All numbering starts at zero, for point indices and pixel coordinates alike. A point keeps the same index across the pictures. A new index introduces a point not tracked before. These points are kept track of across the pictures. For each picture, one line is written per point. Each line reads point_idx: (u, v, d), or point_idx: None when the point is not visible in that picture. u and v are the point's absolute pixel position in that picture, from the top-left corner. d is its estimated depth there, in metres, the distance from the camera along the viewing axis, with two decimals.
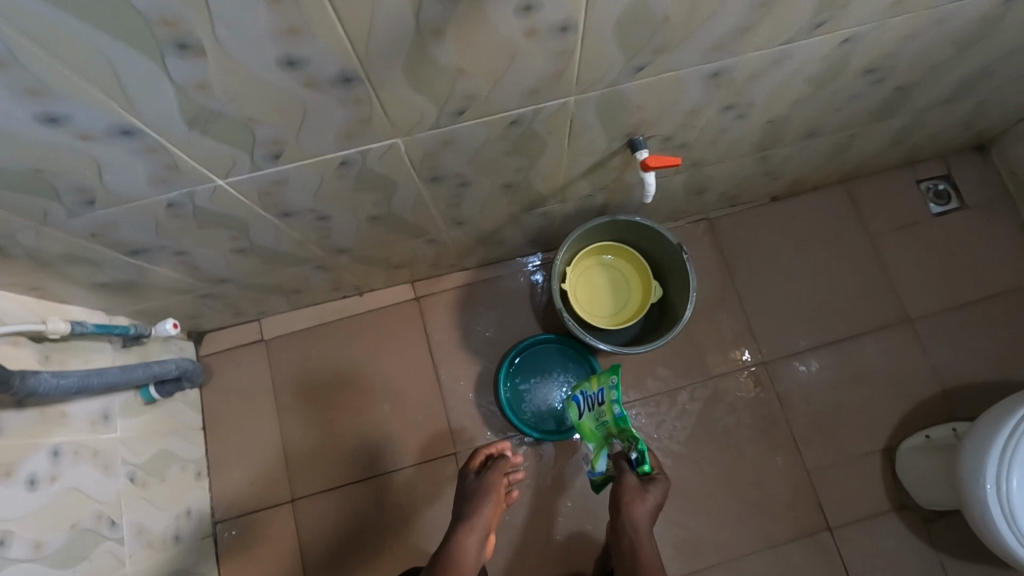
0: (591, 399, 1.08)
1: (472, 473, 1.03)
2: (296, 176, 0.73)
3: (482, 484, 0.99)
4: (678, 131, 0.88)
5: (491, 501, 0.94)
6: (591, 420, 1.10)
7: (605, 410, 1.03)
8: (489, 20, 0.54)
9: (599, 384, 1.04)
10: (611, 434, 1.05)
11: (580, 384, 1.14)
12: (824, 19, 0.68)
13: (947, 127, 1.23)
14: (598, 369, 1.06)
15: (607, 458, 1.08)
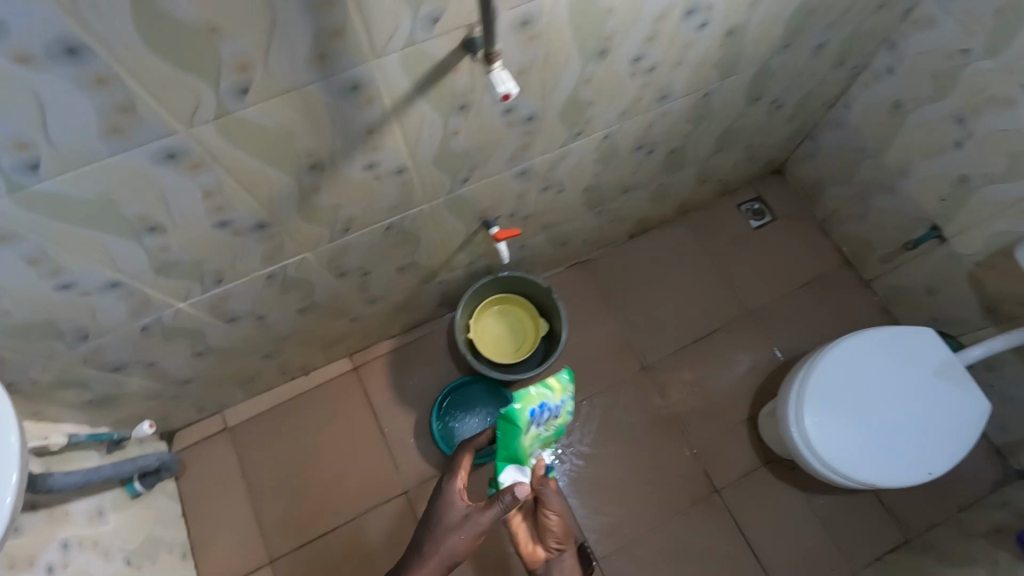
0: (552, 412, 0.98)
1: (448, 518, 0.98)
2: (236, 291, 1.00)
3: (441, 548, 0.95)
4: (517, 209, 1.21)
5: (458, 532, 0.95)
6: (534, 433, 1.00)
7: (557, 422, 1.02)
8: (347, 177, 0.84)
9: (564, 397, 1.00)
10: (544, 441, 1.05)
11: (531, 397, 0.96)
12: (580, 130, 1.02)
13: (738, 163, 1.62)
14: (555, 380, 1.00)
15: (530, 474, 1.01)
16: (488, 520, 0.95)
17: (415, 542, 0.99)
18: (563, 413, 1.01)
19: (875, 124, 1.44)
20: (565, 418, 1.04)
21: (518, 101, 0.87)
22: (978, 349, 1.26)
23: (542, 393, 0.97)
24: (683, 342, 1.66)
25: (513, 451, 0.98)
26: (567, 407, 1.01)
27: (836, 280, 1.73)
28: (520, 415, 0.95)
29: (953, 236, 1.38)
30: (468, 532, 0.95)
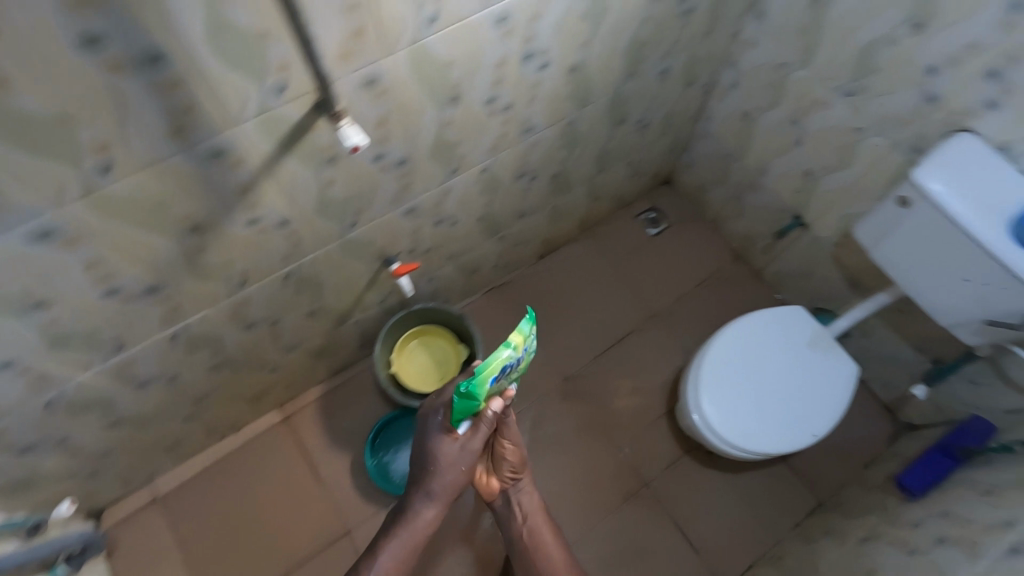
0: (513, 365, 0.85)
1: (445, 459, 1.03)
2: (140, 355, 1.03)
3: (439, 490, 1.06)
4: (415, 244, 1.29)
5: (454, 475, 1.04)
6: (498, 383, 0.88)
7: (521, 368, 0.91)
8: (231, 233, 0.91)
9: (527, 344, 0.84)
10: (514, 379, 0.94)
11: (493, 362, 0.81)
12: (455, 167, 1.12)
13: (624, 178, 1.77)
14: (516, 330, 0.81)
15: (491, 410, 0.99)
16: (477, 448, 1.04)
17: (416, 488, 1.07)
18: (526, 355, 0.88)
19: (733, 131, 1.62)
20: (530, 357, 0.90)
21: (386, 148, 0.96)
22: (844, 320, 1.42)
23: (502, 353, 0.81)
24: (600, 349, 1.77)
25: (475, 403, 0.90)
26: (529, 351, 0.87)
27: (729, 274, 1.90)
28: (481, 384, 0.84)
29: (812, 222, 1.55)
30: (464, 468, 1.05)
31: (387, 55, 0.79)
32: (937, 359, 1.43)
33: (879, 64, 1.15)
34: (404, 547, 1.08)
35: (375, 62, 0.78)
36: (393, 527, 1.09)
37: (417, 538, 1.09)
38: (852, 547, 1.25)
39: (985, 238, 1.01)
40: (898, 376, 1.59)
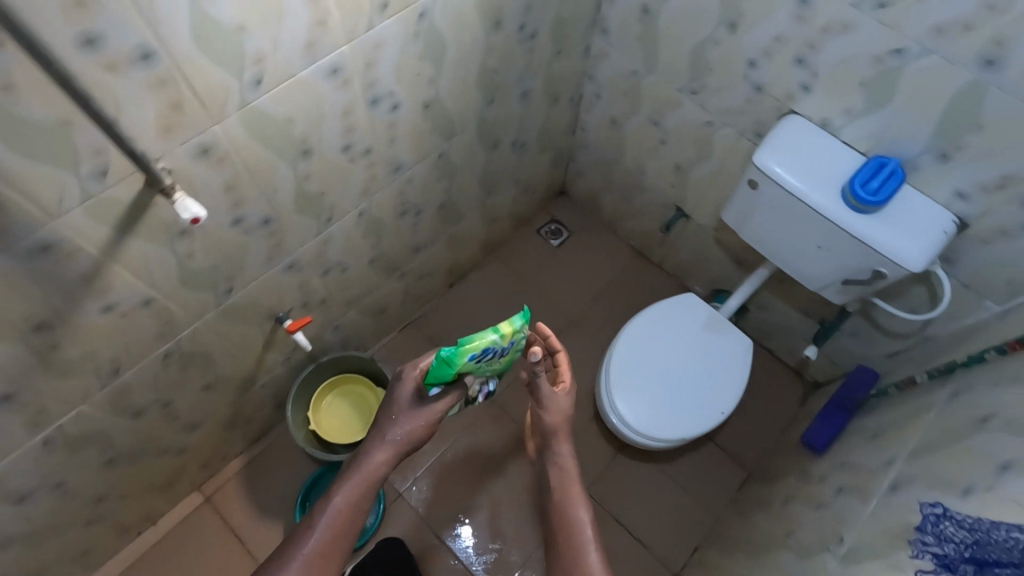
0: (495, 353, 0.91)
1: (407, 403, 0.98)
2: (10, 470, 0.96)
3: (403, 436, 0.97)
4: (307, 297, 1.28)
5: (410, 421, 0.97)
6: (474, 368, 0.92)
7: (500, 360, 0.96)
8: (86, 324, 0.86)
9: (511, 340, 0.93)
10: (488, 376, 0.98)
11: (480, 341, 0.87)
12: (329, 216, 1.13)
13: (516, 196, 1.83)
14: (508, 321, 0.91)
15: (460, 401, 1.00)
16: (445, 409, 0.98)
17: (376, 430, 0.98)
18: (507, 352, 0.95)
19: (607, 138, 1.70)
20: (510, 358, 0.98)
21: (244, 211, 0.95)
22: (735, 300, 1.52)
23: (490, 336, 0.88)
24: None
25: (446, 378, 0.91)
26: (512, 348, 0.95)
27: (633, 271, 1.99)
28: (461, 356, 0.87)
29: (692, 211, 1.65)
30: (431, 414, 0.98)
31: (215, 124, 0.78)
32: (822, 319, 1.54)
33: (708, 63, 1.25)
34: (360, 494, 0.95)
35: (204, 131, 0.78)
36: (347, 475, 0.96)
37: (372, 484, 0.96)
38: (776, 510, 1.32)
39: (823, 207, 1.10)
40: (796, 340, 1.70)
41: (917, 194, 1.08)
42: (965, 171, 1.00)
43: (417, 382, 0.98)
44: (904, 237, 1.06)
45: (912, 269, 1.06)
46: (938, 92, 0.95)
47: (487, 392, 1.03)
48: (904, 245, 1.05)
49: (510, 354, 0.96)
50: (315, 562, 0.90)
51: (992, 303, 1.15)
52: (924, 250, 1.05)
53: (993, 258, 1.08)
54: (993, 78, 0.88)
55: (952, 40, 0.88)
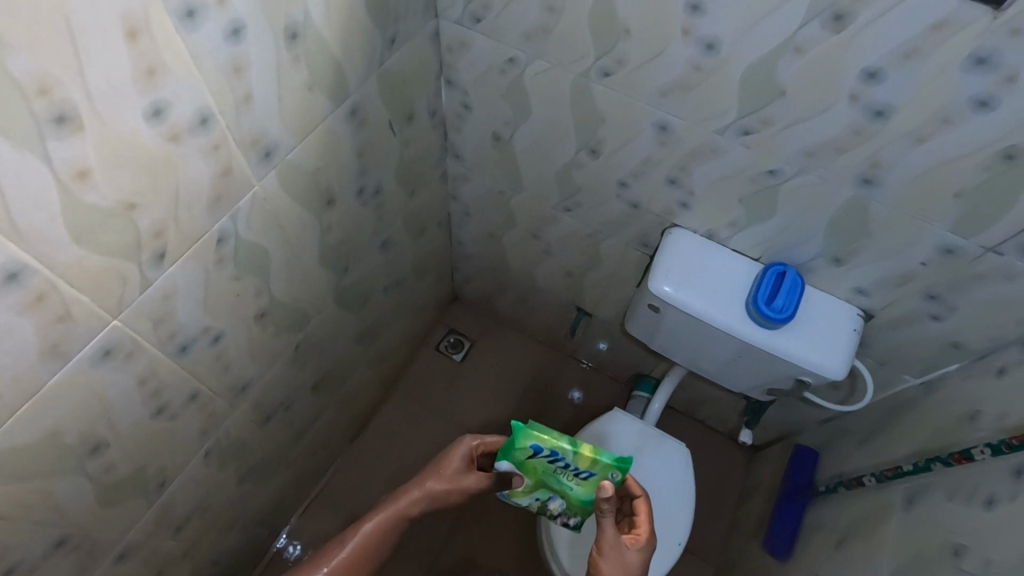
0: (565, 465, 0.91)
1: (456, 466, 1.00)
2: None
3: (439, 491, 0.98)
4: (159, 565, 1.00)
5: (450, 483, 0.98)
6: (544, 469, 0.93)
7: (579, 483, 0.94)
8: None
9: (589, 467, 0.91)
10: (563, 494, 0.97)
11: (552, 438, 0.89)
12: (161, 482, 0.87)
13: (404, 327, 1.62)
14: (592, 446, 0.90)
15: (533, 498, 0.99)
16: (475, 482, 0.99)
17: (419, 477, 1.00)
18: (584, 478, 0.93)
19: (488, 249, 1.56)
20: (590, 488, 0.94)
21: (17, 556, 0.68)
22: (658, 402, 1.42)
23: (562, 443, 0.89)
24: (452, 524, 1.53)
25: (513, 463, 0.93)
26: (593, 478, 0.93)
27: (548, 368, 1.85)
28: (530, 443, 0.89)
29: (593, 309, 1.54)
30: (472, 480, 0.99)
31: None
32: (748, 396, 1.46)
33: (576, 184, 1.13)
34: (392, 525, 0.97)
35: None
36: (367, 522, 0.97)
37: (392, 529, 0.97)
38: None
39: (732, 326, 1.01)
40: (726, 412, 1.62)
41: (819, 294, 1.02)
42: (861, 271, 0.95)
43: (471, 455, 1.01)
44: (818, 345, 0.99)
45: (834, 377, 0.99)
46: (821, 205, 0.88)
47: (562, 515, 1.01)
48: (821, 352, 0.98)
49: (590, 483, 0.93)
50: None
51: (910, 377, 1.10)
52: (843, 358, 0.98)
53: (903, 341, 1.04)
54: (872, 193, 0.81)
55: (825, 162, 0.81)
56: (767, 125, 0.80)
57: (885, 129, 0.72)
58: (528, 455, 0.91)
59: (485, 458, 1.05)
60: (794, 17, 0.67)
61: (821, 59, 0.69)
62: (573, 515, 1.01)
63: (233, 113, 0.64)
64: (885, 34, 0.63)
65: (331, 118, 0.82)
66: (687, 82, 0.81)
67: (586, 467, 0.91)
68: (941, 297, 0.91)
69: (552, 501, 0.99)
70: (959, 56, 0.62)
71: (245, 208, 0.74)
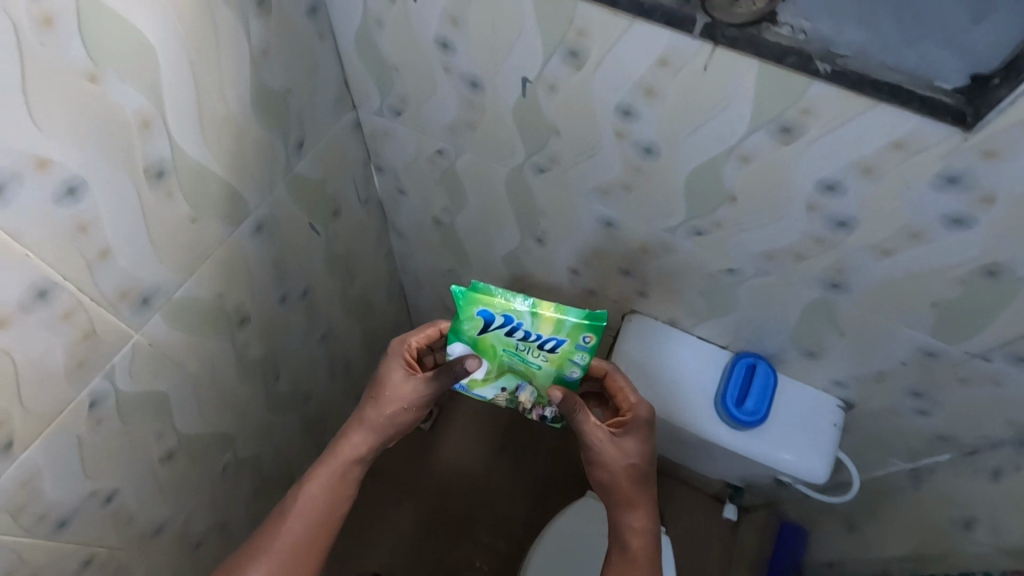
0: (526, 335, 0.64)
1: (393, 385, 0.74)
2: None
3: (383, 424, 0.75)
4: None
5: (394, 405, 0.74)
6: (501, 346, 0.66)
7: (549, 360, 0.66)
8: None
9: (553, 332, 0.63)
10: (533, 378, 0.68)
11: (502, 298, 0.62)
12: None
13: None
14: (556, 303, 0.63)
15: (498, 389, 0.70)
16: (424, 393, 0.74)
17: (357, 416, 0.76)
18: (553, 352, 0.65)
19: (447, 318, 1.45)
20: (561, 367, 0.67)
21: None
22: None
23: (515, 303, 0.62)
24: (465, 521, 1.37)
25: (466, 343, 0.68)
26: (565, 350, 0.65)
27: None
28: (476, 309, 0.63)
29: None
30: (420, 396, 0.74)
31: None
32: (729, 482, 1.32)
33: (526, 266, 1.04)
34: (344, 475, 0.74)
35: None
36: (314, 476, 0.74)
37: (348, 475, 0.75)
38: None
39: (677, 409, 0.93)
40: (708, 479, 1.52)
41: (793, 385, 0.93)
42: (838, 364, 0.86)
43: (408, 361, 0.75)
44: (796, 446, 0.90)
45: (814, 480, 0.90)
46: (786, 303, 0.79)
47: (539, 410, 0.70)
48: (785, 447, 0.90)
49: (561, 359, 0.66)
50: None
51: (899, 460, 0.98)
52: (823, 458, 0.90)
53: (887, 432, 0.95)
54: (840, 296, 0.73)
55: (786, 265, 0.72)
56: (721, 227, 0.72)
57: (849, 238, 0.64)
58: (476, 329, 0.65)
59: (437, 354, 0.79)
60: (736, 126, 0.58)
61: (770, 170, 0.61)
62: (557, 409, 0.71)
63: (85, 274, 0.55)
64: (838, 149, 0.55)
65: (232, 240, 0.73)
66: (627, 182, 0.72)
67: (551, 336, 0.64)
68: (926, 394, 0.83)
69: (523, 389, 0.70)
70: (928, 173, 0.53)
71: (123, 363, 0.64)
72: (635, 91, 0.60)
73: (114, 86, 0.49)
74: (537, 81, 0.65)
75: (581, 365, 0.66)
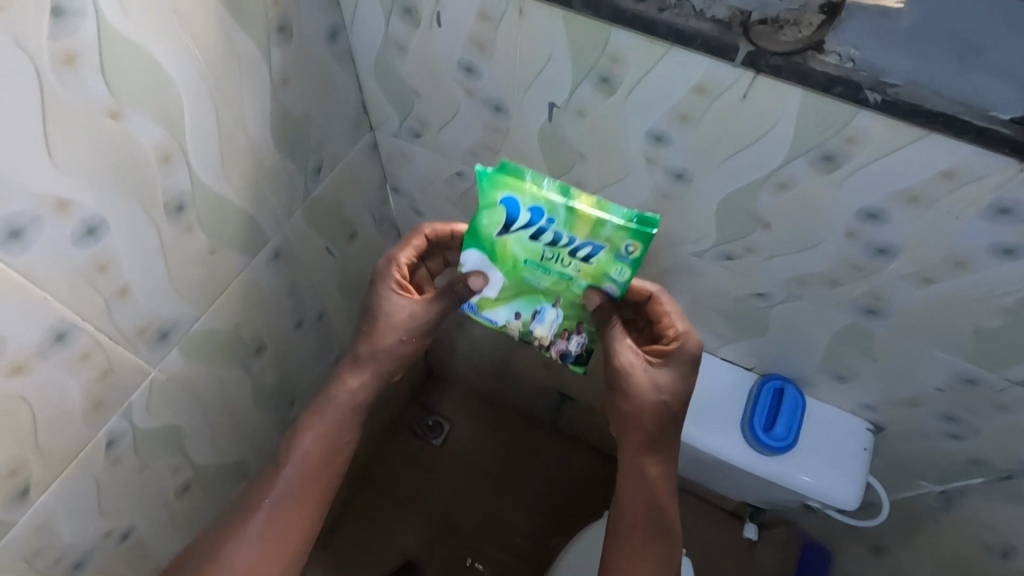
0: (557, 238, 0.54)
1: (391, 312, 0.65)
2: None
3: (383, 351, 0.66)
4: None
5: (393, 334, 0.65)
6: (527, 255, 0.56)
7: (580, 274, 0.56)
8: None
9: (590, 237, 0.53)
10: (560, 296, 0.59)
11: (533, 185, 0.52)
12: None
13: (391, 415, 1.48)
14: (598, 197, 0.52)
15: (518, 315, 0.62)
16: (427, 319, 0.65)
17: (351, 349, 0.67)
18: (586, 263, 0.55)
19: None
20: (595, 282, 0.56)
21: None
22: None
23: (548, 194, 0.52)
24: (495, 500, 1.39)
25: (483, 253, 0.58)
26: (602, 262, 0.54)
27: None
28: (502, 200, 0.53)
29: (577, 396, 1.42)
30: (422, 324, 0.65)
31: None
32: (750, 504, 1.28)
33: None
34: (341, 423, 0.68)
35: None
36: (312, 425, 0.67)
37: (351, 413, 0.68)
38: None
39: (693, 423, 0.89)
40: None
41: (819, 408, 0.91)
42: (868, 388, 0.84)
43: (399, 282, 0.66)
44: (826, 471, 0.87)
45: (846, 506, 0.87)
46: (817, 328, 0.77)
47: (557, 347, 0.63)
48: (803, 467, 0.87)
49: (595, 274, 0.56)
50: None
51: (927, 483, 0.95)
52: (855, 484, 0.87)
53: (916, 456, 0.92)
54: (876, 323, 0.71)
55: (819, 291, 0.70)
56: (752, 252, 0.70)
57: (890, 266, 0.62)
58: (499, 226, 0.55)
59: (426, 264, 0.72)
60: (774, 154, 0.56)
61: (808, 197, 0.59)
62: (580, 343, 0.62)
63: (102, 312, 0.53)
64: (883, 178, 0.53)
65: (249, 268, 0.71)
66: (655, 208, 0.70)
67: (588, 241, 0.53)
68: (961, 419, 0.80)
69: (544, 315, 0.61)
70: (979, 203, 0.51)
71: (140, 400, 0.62)
72: (668, 118, 0.58)
73: (134, 121, 0.47)
74: (565, 107, 0.63)
75: (618, 284, 0.56)
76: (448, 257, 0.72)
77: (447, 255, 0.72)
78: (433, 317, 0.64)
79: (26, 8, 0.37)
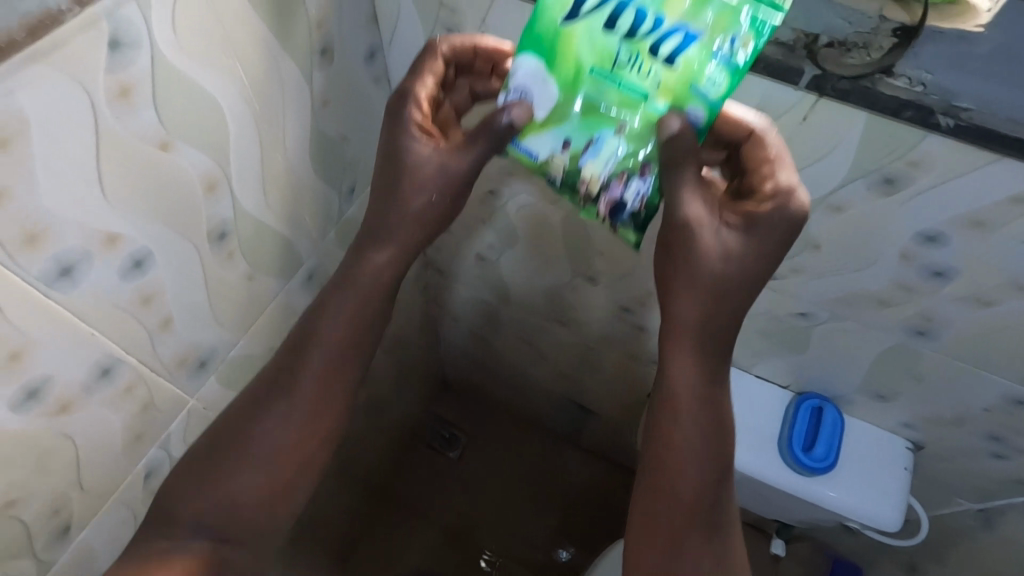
0: (644, 26, 0.43)
1: (413, 155, 0.51)
2: None
3: (406, 218, 0.52)
4: None
5: (410, 186, 0.51)
6: (599, 55, 0.45)
7: (663, 83, 0.44)
8: None
9: (685, 20, 0.42)
10: (629, 123, 0.46)
11: None
12: None
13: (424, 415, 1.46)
14: None
15: (567, 148, 0.48)
16: (459, 164, 0.50)
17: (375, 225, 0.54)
18: (672, 66, 0.44)
19: None
20: (678, 101, 0.44)
21: None
22: None
23: None
24: (513, 508, 1.37)
25: (539, 55, 0.47)
26: (695, 62, 0.43)
27: None
28: None
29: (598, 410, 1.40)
30: (449, 169, 0.50)
31: None
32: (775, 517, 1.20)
33: (571, 304, 1.00)
34: (351, 323, 0.54)
35: None
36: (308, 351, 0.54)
37: (353, 340, 0.54)
38: None
39: None
40: None
41: (858, 426, 0.89)
42: (908, 406, 0.82)
43: (421, 117, 0.52)
44: (868, 491, 0.85)
45: (889, 527, 0.84)
46: (858, 349, 0.75)
47: (608, 194, 0.49)
48: (831, 483, 0.86)
49: (684, 83, 0.44)
50: (224, 519, 0.53)
51: (967, 500, 0.91)
52: (897, 504, 0.84)
53: (956, 477, 0.89)
54: (923, 344, 0.69)
55: (866, 311, 0.69)
56: (797, 272, 0.68)
57: (944, 289, 0.60)
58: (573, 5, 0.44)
59: (451, 100, 0.56)
60: (830, 178, 0.55)
61: (863, 219, 0.57)
62: (640, 193, 0.49)
63: (145, 345, 0.51)
64: (944, 202, 0.52)
65: (285, 293, 0.70)
66: None
67: (682, 30, 0.42)
68: (1006, 439, 0.78)
69: (600, 149, 0.48)
70: None
71: (178, 432, 0.61)
72: None
73: (185, 151, 0.46)
74: None
75: (708, 105, 0.44)
76: (477, 88, 0.55)
77: (474, 85, 0.55)
78: (468, 167, 0.50)
79: (86, 42, 0.36)
